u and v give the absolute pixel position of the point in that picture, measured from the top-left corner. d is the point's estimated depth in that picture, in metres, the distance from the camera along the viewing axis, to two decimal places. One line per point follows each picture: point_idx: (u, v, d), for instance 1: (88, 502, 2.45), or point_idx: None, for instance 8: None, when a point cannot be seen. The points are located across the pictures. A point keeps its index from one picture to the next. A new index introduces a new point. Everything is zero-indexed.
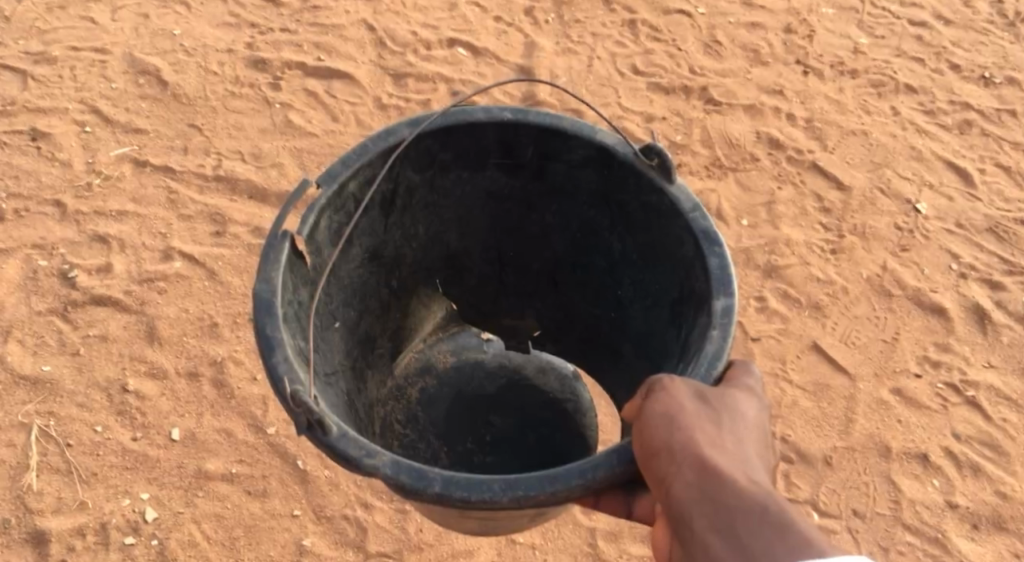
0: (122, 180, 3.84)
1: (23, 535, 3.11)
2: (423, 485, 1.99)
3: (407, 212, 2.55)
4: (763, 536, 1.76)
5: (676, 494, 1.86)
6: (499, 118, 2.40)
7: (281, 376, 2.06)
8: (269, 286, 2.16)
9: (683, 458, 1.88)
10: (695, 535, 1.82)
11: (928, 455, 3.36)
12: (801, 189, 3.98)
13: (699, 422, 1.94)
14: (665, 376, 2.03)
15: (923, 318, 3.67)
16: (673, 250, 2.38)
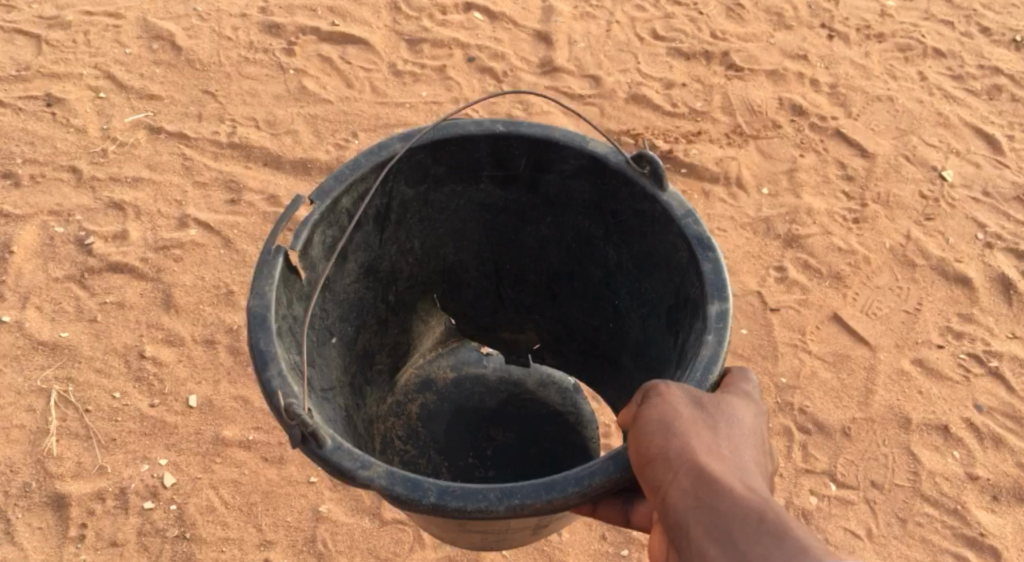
0: (137, 146, 3.83)
1: (43, 499, 3.14)
2: (417, 496, 1.94)
3: (401, 227, 2.47)
4: (760, 544, 1.76)
5: (674, 502, 1.86)
6: (490, 131, 2.33)
7: (275, 391, 2.00)
8: (263, 303, 2.08)
9: (680, 466, 1.88)
10: (693, 545, 1.82)
11: (948, 426, 3.32)
12: (824, 156, 3.91)
13: (696, 430, 1.93)
14: (660, 385, 2.01)
15: (947, 287, 3.62)
16: (669, 256, 2.31)
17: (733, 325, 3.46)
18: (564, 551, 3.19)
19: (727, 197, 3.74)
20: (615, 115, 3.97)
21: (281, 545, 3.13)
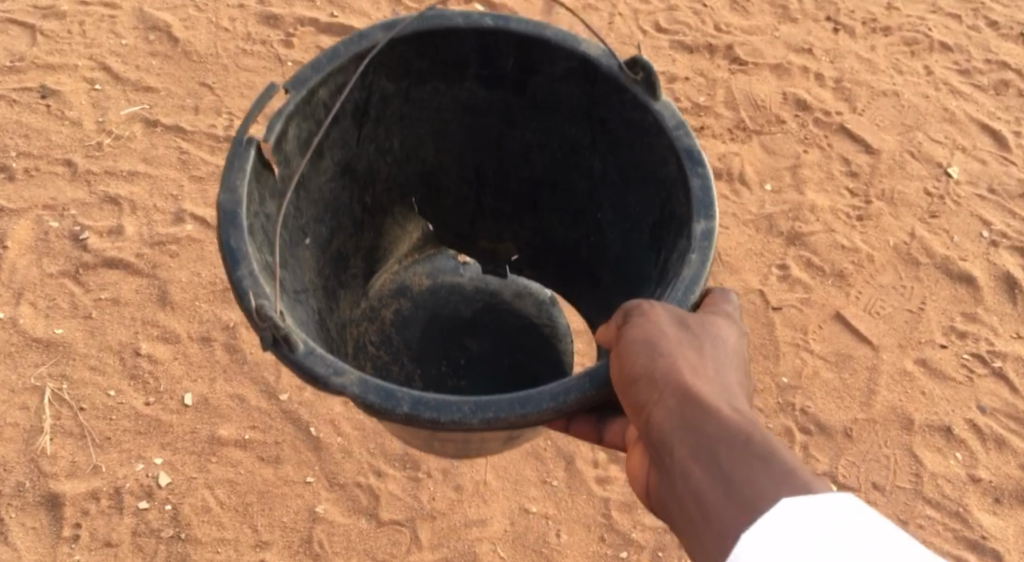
0: (133, 139, 3.78)
1: (37, 498, 3.11)
2: (391, 404, 1.96)
3: (381, 124, 2.53)
4: (744, 465, 1.73)
5: (658, 422, 1.84)
6: (477, 24, 2.36)
7: (246, 291, 2.00)
8: (233, 198, 2.09)
9: (664, 386, 1.85)
10: (677, 465, 1.80)
11: (951, 428, 3.29)
12: (828, 152, 3.86)
13: (679, 348, 1.91)
14: (644, 305, 1.99)
15: (951, 286, 3.58)
16: (649, 168, 2.35)
17: None
18: (561, 553, 3.16)
19: (729, 193, 3.70)
20: None
21: (277, 546, 3.10)
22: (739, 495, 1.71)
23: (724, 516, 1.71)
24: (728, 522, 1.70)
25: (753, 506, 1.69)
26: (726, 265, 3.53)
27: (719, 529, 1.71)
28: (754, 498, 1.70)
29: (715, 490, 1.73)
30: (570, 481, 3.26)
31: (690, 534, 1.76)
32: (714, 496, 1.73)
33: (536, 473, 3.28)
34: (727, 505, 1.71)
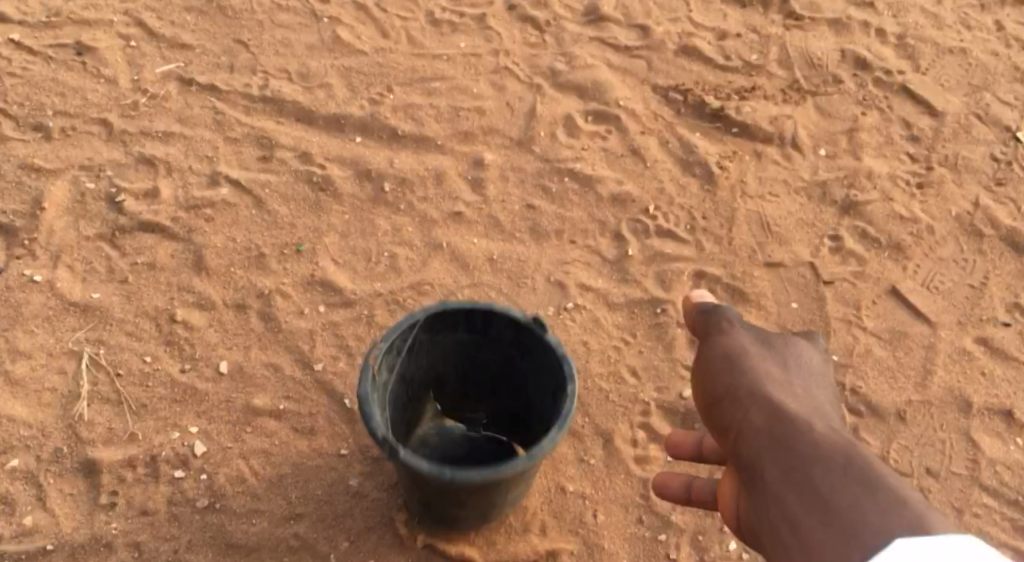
0: (168, 98, 3.74)
1: (75, 466, 2.97)
2: (437, 472, 2.37)
3: (410, 356, 2.65)
4: (847, 491, 1.91)
5: (745, 433, 2.19)
6: (439, 337, 2.68)
7: (375, 428, 2.41)
8: (375, 418, 2.42)
9: (751, 405, 2.23)
10: (771, 493, 2.03)
11: (1012, 411, 3.11)
12: (888, 115, 3.82)
13: (761, 363, 2.36)
14: (726, 320, 2.51)
15: (1015, 260, 3.45)
16: (522, 343, 2.65)
17: (783, 298, 3.30)
18: (598, 534, 2.93)
19: (780, 158, 3.66)
20: (663, 68, 3.94)
21: (311, 519, 2.92)
22: (835, 514, 1.89)
23: (824, 541, 1.88)
24: (828, 550, 1.87)
25: (856, 534, 1.85)
26: (775, 236, 3.45)
27: (817, 557, 1.88)
28: (854, 522, 1.86)
29: (811, 517, 1.92)
30: (610, 460, 3.04)
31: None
32: (810, 523, 1.92)
33: (574, 451, 3.06)
34: (827, 533, 1.88)
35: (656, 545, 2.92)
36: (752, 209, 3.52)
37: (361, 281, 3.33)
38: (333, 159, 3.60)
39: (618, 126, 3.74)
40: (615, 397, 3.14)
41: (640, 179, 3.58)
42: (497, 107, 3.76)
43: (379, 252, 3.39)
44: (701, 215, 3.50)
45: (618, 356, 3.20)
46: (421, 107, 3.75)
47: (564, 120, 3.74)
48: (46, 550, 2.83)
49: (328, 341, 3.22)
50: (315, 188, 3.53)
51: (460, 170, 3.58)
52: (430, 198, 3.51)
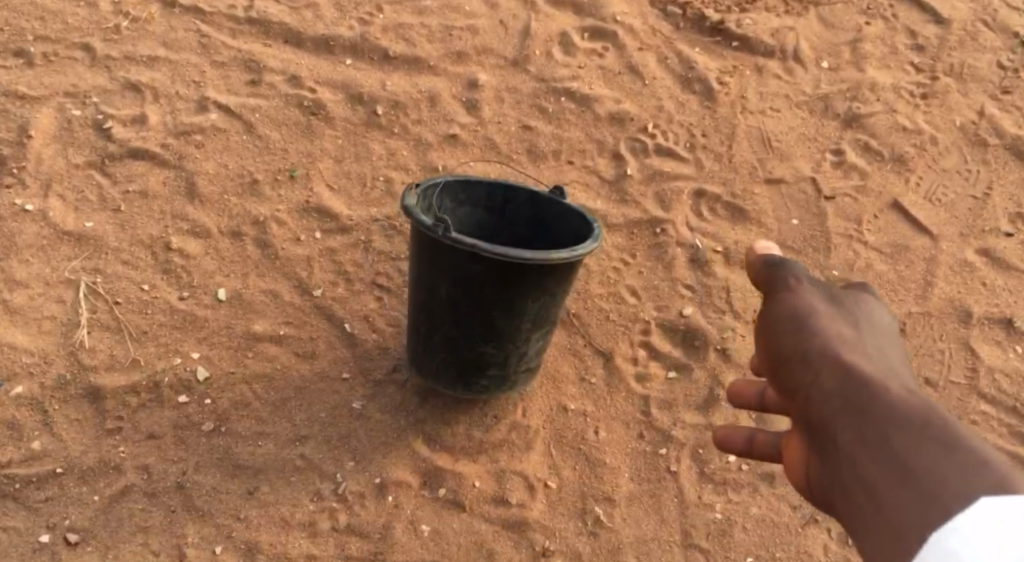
0: (151, 21, 3.72)
1: (79, 392, 2.97)
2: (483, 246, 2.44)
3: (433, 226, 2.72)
4: (926, 450, 1.64)
5: (816, 396, 1.85)
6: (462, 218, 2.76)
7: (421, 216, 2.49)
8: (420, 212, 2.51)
9: (821, 364, 1.88)
10: (840, 452, 1.76)
11: (1013, 320, 3.08)
12: (892, 24, 3.79)
13: (832, 323, 1.96)
14: (793, 277, 2.09)
15: (1020, 170, 3.42)
16: (538, 218, 2.75)
17: (783, 215, 3.27)
18: (600, 449, 2.96)
19: (781, 72, 3.61)
20: None
21: (316, 440, 2.95)
22: (916, 480, 1.62)
23: (900, 506, 1.63)
24: (908, 517, 1.61)
25: (938, 501, 1.59)
26: (776, 152, 3.41)
27: (897, 525, 1.62)
28: (936, 487, 1.60)
29: (887, 480, 1.66)
30: (611, 379, 3.06)
31: (863, 533, 1.68)
32: (886, 487, 1.66)
33: (575, 370, 3.08)
34: (904, 498, 1.62)
35: (656, 459, 2.96)
36: (753, 125, 3.47)
37: (358, 206, 3.32)
38: (323, 82, 3.55)
39: (614, 43, 3.68)
40: (615, 317, 3.14)
41: (639, 98, 3.53)
42: (490, 25, 3.72)
43: (374, 176, 3.37)
44: (700, 132, 3.45)
45: (618, 277, 3.20)
46: (412, 27, 3.71)
47: (559, 37, 3.69)
48: (56, 473, 2.82)
49: (327, 267, 3.23)
50: (307, 113, 3.48)
51: (454, 92, 3.52)
52: (424, 120, 3.46)
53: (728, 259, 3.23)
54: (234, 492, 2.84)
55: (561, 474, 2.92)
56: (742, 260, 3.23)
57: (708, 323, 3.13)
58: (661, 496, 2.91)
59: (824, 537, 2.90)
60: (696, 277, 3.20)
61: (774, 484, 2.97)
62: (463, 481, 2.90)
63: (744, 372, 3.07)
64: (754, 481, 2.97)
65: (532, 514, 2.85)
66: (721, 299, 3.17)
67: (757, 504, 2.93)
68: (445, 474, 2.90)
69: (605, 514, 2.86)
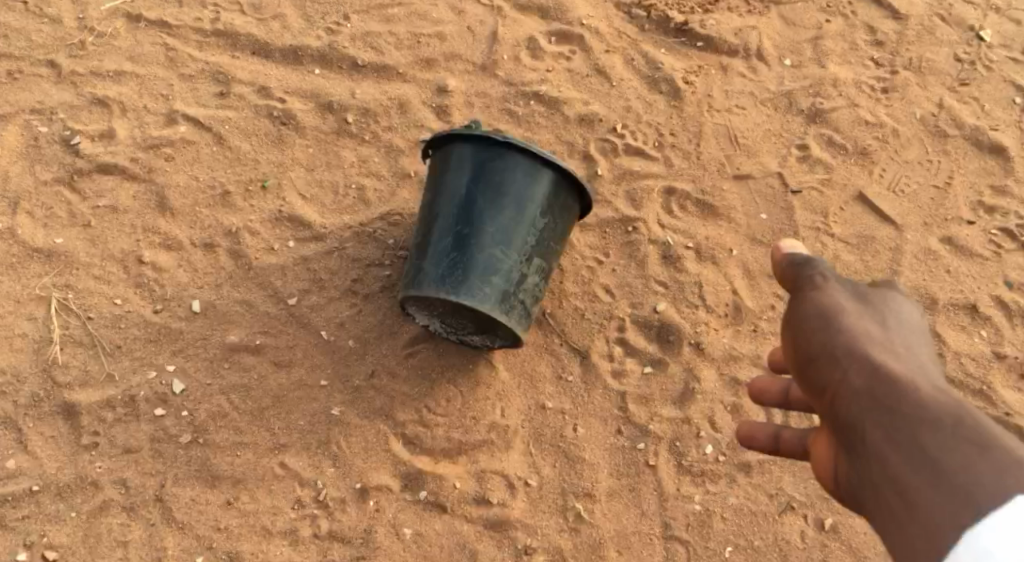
0: (117, 36, 3.62)
1: (54, 408, 3.00)
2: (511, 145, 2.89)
3: None
4: (957, 451, 1.79)
5: (845, 393, 1.99)
6: None
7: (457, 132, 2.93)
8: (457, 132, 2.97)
9: (849, 363, 2.02)
10: (870, 448, 1.90)
11: (976, 305, 3.20)
12: (852, 21, 3.80)
13: (860, 322, 2.10)
14: (821, 277, 2.23)
15: (979, 158, 3.51)
16: None
17: (752, 210, 3.36)
18: (579, 446, 3.00)
19: (746, 70, 3.65)
20: None
21: (296, 448, 2.98)
22: (947, 479, 1.77)
23: (930, 502, 1.78)
24: (938, 513, 1.76)
25: (969, 501, 1.74)
26: (743, 148, 3.47)
27: (927, 520, 1.77)
28: (967, 486, 1.75)
29: (918, 478, 1.81)
30: (587, 376, 3.09)
31: (892, 525, 1.83)
32: (917, 484, 1.81)
33: (551, 369, 3.11)
34: (935, 495, 1.77)
35: (635, 454, 3.00)
36: (720, 122, 3.52)
37: (330, 214, 3.32)
38: (292, 92, 3.52)
39: (581, 46, 3.68)
40: (590, 315, 3.18)
41: (607, 99, 3.56)
42: (458, 31, 3.69)
43: (346, 184, 3.36)
44: (668, 131, 3.49)
45: (592, 275, 3.23)
46: (380, 34, 3.67)
47: (526, 42, 3.67)
48: (33, 490, 2.88)
49: (301, 276, 3.22)
50: (277, 123, 3.46)
51: (424, 98, 3.53)
52: (394, 127, 3.47)
53: (699, 255, 3.27)
54: (214, 502, 2.90)
55: (541, 472, 2.97)
56: (713, 255, 3.27)
57: (681, 317, 3.17)
58: (640, 489, 2.96)
59: (801, 524, 2.96)
60: (668, 273, 3.24)
61: (751, 474, 3.01)
62: (443, 482, 2.94)
63: (717, 366, 3.12)
64: (732, 471, 3.00)
65: (513, 513, 2.91)
66: (693, 294, 3.21)
67: (734, 493, 2.98)
68: (426, 476, 2.95)
69: (585, 510, 2.92)
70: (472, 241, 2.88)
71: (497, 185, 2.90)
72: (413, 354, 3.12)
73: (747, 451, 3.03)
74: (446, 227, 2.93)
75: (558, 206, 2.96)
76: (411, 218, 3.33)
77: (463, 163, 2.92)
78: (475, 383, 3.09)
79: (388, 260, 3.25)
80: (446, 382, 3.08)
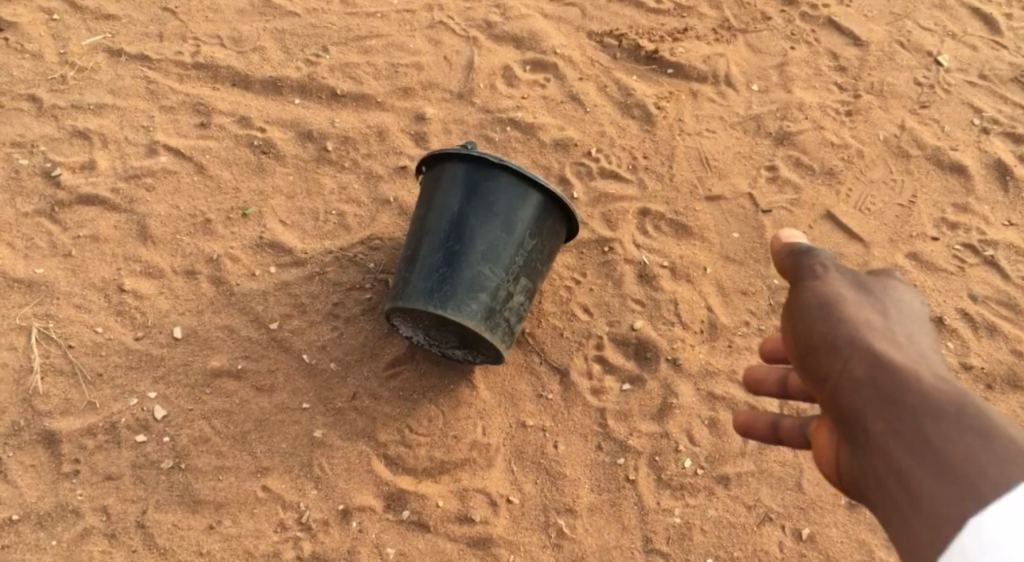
0: (98, 71, 3.67)
1: (34, 437, 2.98)
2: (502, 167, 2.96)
3: None
4: (962, 443, 1.86)
5: (846, 383, 2.05)
6: None
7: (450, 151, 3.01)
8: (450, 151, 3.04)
9: (849, 354, 2.08)
10: (873, 439, 1.97)
11: (943, 318, 3.32)
12: (815, 48, 3.93)
13: (860, 310, 2.15)
14: (819, 263, 2.28)
15: (942, 177, 3.63)
16: None
17: (724, 229, 3.45)
18: (560, 462, 3.04)
19: (715, 96, 3.76)
20: (597, 15, 3.96)
21: (278, 471, 2.98)
22: (953, 472, 1.84)
23: (936, 495, 1.84)
24: (943, 507, 1.83)
25: (972, 492, 1.81)
26: (715, 170, 3.57)
27: (933, 513, 1.84)
28: (972, 478, 1.82)
29: (923, 471, 1.87)
30: (567, 393, 3.14)
31: (896, 517, 1.90)
32: (922, 477, 1.87)
33: (532, 388, 3.15)
34: (940, 488, 1.84)
35: (615, 469, 3.04)
36: (691, 145, 3.62)
37: (312, 240, 3.36)
38: (273, 121, 3.59)
39: (555, 74, 3.78)
40: (569, 334, 3.23)
41: (582, 125, 3.65)
42: (435, 61, 3.78)
43: (327, 210, 3.42)
44: (641, 155, 3.59)
45: (570, 295, 3.30)
46: (358, 65, 3.75)
47: (502, 71, 3.77)
48: (13, 520, 2.87)
49: (282, 300, 3.24)
50: (257, 152, 3.52)
51: (402, 125, 3.61)
52: (374, 154, 3.54)
53: (674, 273, 3.35)
54: (196, 527, 2.90)
55: (523, 489, 3.00)
56: (688, 274, 3.35)
57: (658, 334, 3.23)
58: (621, 504, 3.00)
59: (779, 534, 3.00)
60: (645, 292, 3.31)
61: (729, 486, 3.05)
62: (426, 501, 2.96)
63: (695, 382, 3.18)
64: (711, 484, 3.05)
65: (496, 530, 2.93)
66: (669, 311, 3.28)
67: (714, 506, 3.02)
68: (409, 496, 2.96)
69: (567, 526, 2.96)
70: (461, 257, 2.95)
71: (488, 206, 2.96)
72: (395, 375, 3.14)
73: (725, 464, 3.07)
74: (436, 243, 2.99)
75: (546, 227, 3.03)
76: (391, 242, 3.38)
77: (455, 182, 2.99)
78: (456, 402, 3.11)
79: (369, 284, 3.29)
80: (427, 402, 3.10)
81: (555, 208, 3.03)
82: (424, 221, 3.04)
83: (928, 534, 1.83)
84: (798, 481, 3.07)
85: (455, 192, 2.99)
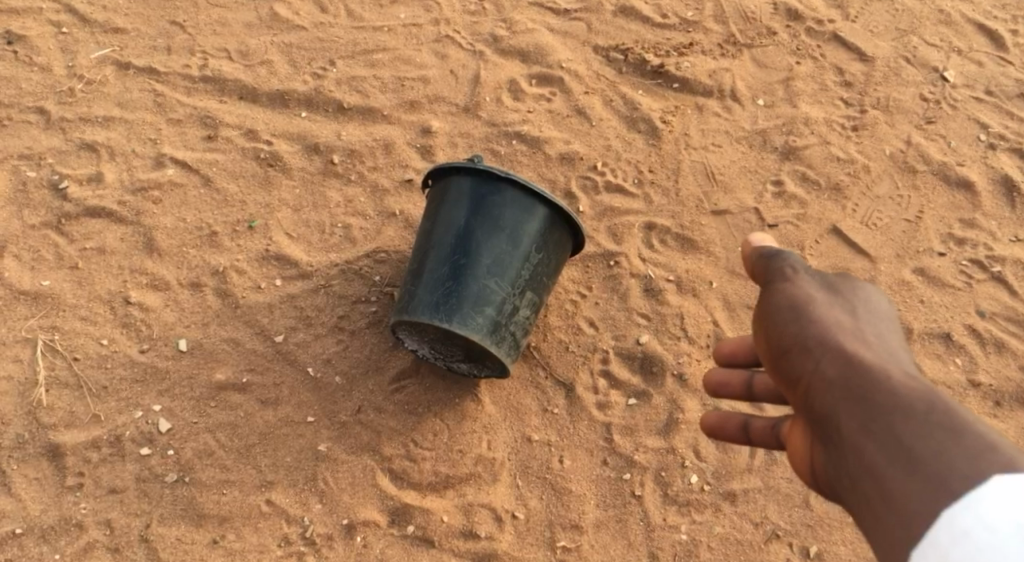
0: (106, 84, 3.68)
1: (38, 450, 2.98)
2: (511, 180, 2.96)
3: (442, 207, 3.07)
4: (932, 440, 1.85)
5: (820, 384, 2.04)
6: None
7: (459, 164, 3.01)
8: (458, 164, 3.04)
9: (822, 356, 2.07)
10: (845, 438, 1.95)
11: (951, 334, 3.31)
12: (821, 63, 3.93)
13: (831, 312, 2.15)
14: (790, 267, 2.28)
15: (949, 194, 3.63)
16: None
17: (730, 243, 3.46)
18: (566, 478, 3.03)
19: (721, 110, 3.76)
20: (603, 30, 3.97)
21: (282, 485, 2.97)
22: (923, 468, 1.83)
23: (909, 492, 1.83)
24: (915, 503, 1.81)
25: (945, 489, 1.79)
26: (720, 185, 3.57)
27: (904, 510, 1.82)
28: (942, 474, 1.81)
29: (893, 468, 1.86)
30: (572, 408, 3.13)
31: (869, 516, 1.89)
32: (894, 475, 1.86)
33: (537, 402, 3.14)
34: (911, 484, 1.83)
35: (621, 484, 3.03)
36: (697, 159, 3.63)
37: (317, 252, 3.36)
38: (280, 135, 3.59)
39: (561, 88, 3.79)
40: (574, 347, 3.23)
41: (587, 139, 3.66)
42: (441, 75, 3.79)
43: (332, 223, 3.42)
44: (647, 169, 3.59)
45: (575, 309, 3.30)
46: (365, 78, 3.76)
47: (508, 85, 3.78)
48: (15, 533, 2.86)
49: (288, 313, 3.24)
50: (264, 165, 3.52)
51: (409, 139, 3.62)
52: (380, 167, 3.54)
53: (680, 287, 3.34)
54: (200, 541, 2.89)
55: (528, 505, 2.99)
56: (694, 288, 3.35)
57: (664, 349, 3.23)
58: (627, 520, 2.98)
59: (786, 552, 2.98)
60: (650, 306, 3.30)
61: (736, 502, 3.04)
62: (430, 516, 2.95)
63: (700, 396, 3.17)
64: (717, 500, 3.03)
65: (501, 546, 2.92)
66: (675, 326, 3.27)
67: (720, 522, 3.01)
68: (413, 511, 2.95)
69: (572, 542, 2.94)
70: (466, 269, 2.95)
71: (494, 218, 2.96)
72: (400, 389, 3.13)
73: (731, 480, 3.06)
74: (443, 256, 2.99)
75: (551, 240, 3.02)
76: (397, 255, 3.38)
77: (461, 196, 2.99)
78: (461, 416, 3.10)
79: (374, 296, 3.29)
80: (432, 416, 3.09)
81: (562, 224, 3.03)
82: (428, 234, 3.04)
83: (902, 534, 1.81)
84: (805, 497, 3.06)
85: (461, 208, 2.99)
